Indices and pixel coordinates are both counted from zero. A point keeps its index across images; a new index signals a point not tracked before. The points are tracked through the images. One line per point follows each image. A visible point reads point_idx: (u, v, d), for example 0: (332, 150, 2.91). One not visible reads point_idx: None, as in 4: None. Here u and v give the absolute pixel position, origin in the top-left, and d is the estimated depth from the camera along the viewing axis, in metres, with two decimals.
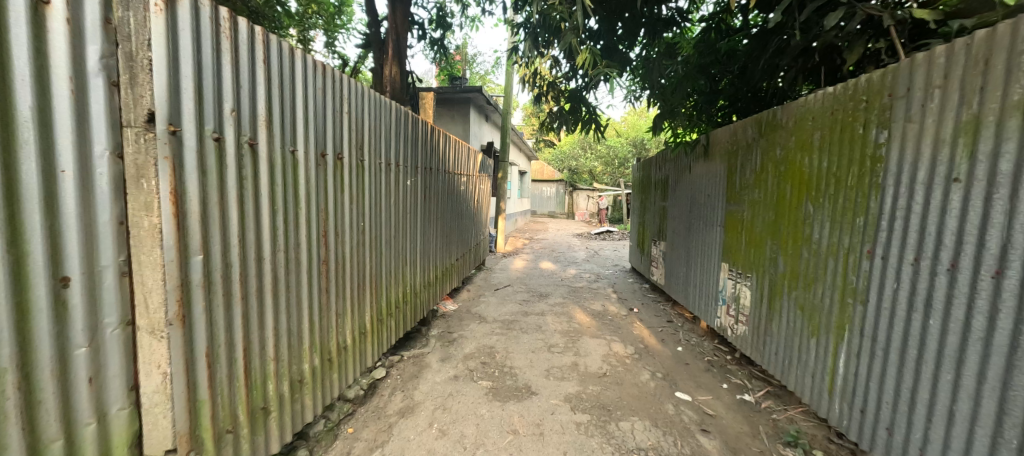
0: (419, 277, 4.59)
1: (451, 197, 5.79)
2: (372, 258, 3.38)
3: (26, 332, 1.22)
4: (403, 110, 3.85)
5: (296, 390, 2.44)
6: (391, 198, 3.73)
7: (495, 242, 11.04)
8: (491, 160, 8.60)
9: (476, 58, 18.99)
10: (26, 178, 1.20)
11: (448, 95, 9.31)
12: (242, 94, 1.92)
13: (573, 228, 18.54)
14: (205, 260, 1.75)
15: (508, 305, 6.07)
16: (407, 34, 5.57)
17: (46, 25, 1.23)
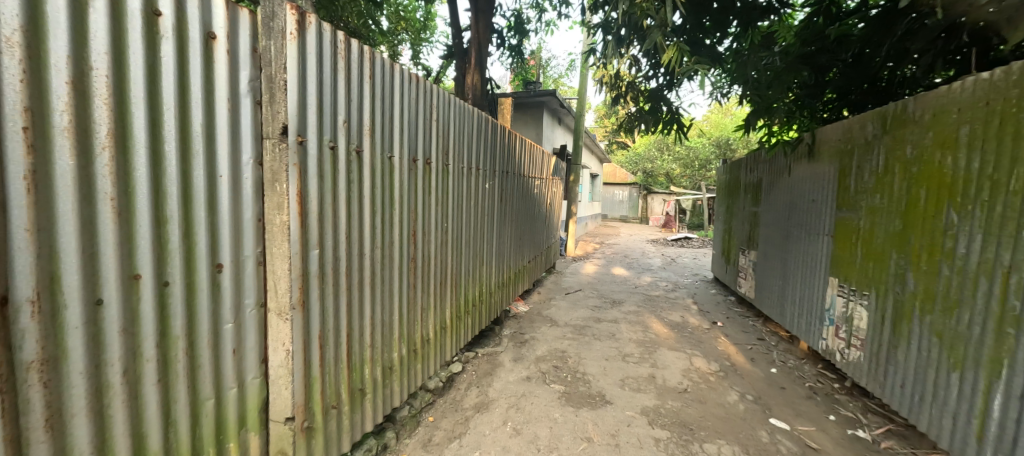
0: (494, 277, 4.72)
1: (525, 200, 5.87)
2: (453, 257, 3.57)
3: (193, 309, 1.47)
4: (485, 116, 4.01)
5: (387, 376, 2.67)
6: (472, 199, 3.90)
7: (565, 245, 10.95)
8: (564, 163, 8.59)
9: (549, 62, 19.03)
10: (196, 182, 1.44)
11: (524, 99, 9.46)
12: (352, 107, 2.15)
13: (648, 233, 17.76)
14: (320, 254, 1.99)
15: (579, 310, 5.99)
16: (488, 43, 5.77)
17: (212, 55, 1.47)
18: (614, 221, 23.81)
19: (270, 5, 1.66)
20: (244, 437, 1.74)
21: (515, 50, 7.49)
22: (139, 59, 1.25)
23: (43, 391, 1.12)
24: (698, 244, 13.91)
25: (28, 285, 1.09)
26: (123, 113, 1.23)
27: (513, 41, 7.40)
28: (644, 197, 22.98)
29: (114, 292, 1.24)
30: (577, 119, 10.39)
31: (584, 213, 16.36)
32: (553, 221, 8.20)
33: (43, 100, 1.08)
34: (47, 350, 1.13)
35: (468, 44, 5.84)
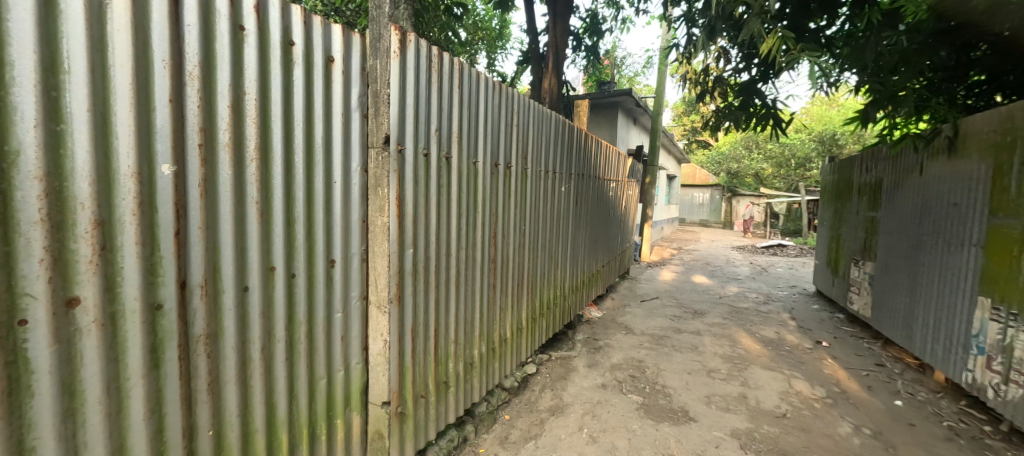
0: (568, 281, 4.70)
1: (601, 203, 5.75)
2: (530, 259, 3.62)
3: (312, 299, 1.67)
4: (562, 119, 4.01)
5: (468, 371, 2.80)
6: (549, 202, 3.93)
7: (639, 251, 10.50)
8: (640, 164, 8.28)
9: (625, 60, 18.31)
10: (316, 187, 1.64)
11: (599, 101, 9.25)
12: (443, 116, 2.29)
13: (734, 239, 16.35)
14: (414, 253, 2.15)
15: (655, 319, 5.71)
16: (566, 46, 5.76)
17: (330, 75, 1.67)
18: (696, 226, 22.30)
19: (377, 27, 1.85)
20: (348, 415, 1.93)
21: (592, 51, 7.39)
22: (278, 83, 1.46)
23: (207, 361, 1.31)
24: (795, 253, 12.49)
25: (198, 272, 1.26)
26: (265, 128, 1.42)
27: (590, 41, 7.27)
28: (730, 200, 21.24)
29: (257, 281, 1.44)
30: (654, 119, 9.91)
31: (660, 216, 15.52)
32: (628, 224, 7.92)
33: (212, 119, 1.26)
34: (210, 326, 1.31)
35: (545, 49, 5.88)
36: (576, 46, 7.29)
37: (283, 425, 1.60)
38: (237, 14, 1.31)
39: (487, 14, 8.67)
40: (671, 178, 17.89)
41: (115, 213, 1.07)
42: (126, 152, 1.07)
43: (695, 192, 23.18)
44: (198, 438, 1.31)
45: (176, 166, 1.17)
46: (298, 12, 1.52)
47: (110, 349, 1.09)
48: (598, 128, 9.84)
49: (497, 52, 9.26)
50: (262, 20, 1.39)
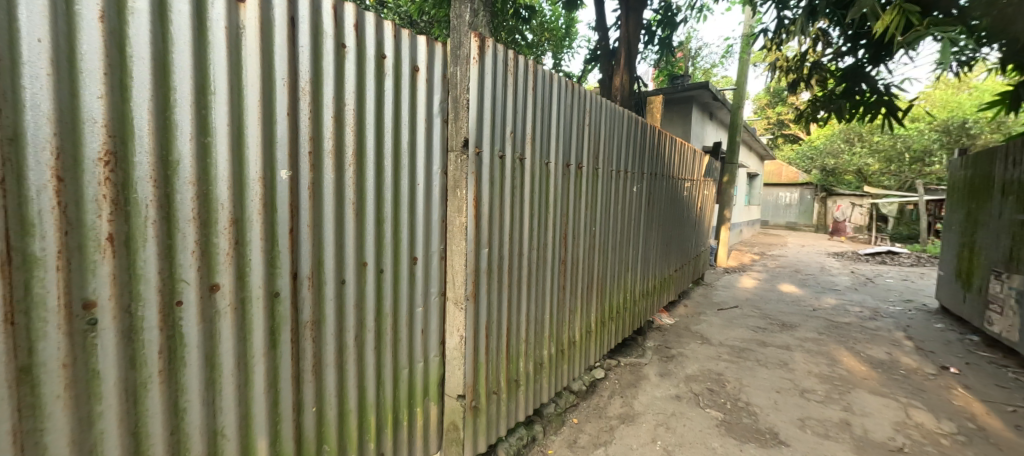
0: (639, 286, 4.53)
1: (674, 205, 5.46)
2: (601, 261, 3.56)
3: (397, 294, 1.79)
4: (635, 117, 3.88)
5: (538, 371, 2.82)
6: (620, 203, 3.82)
7: (715, 254, 9.80)
8: (718, 162, 7.72)
9: (701, 51, 17.10)
10: (402, 189, 1.76)
11: (673, 96, 8.77)
12: (517, 118, 2.34)
13: (830, 244, 14.60)
14: (489, 253, 2.22)
15: (735, 330, 5.30)
16: (639, 40, 5.56)
17: (415, 83, 1.78)
18: (782, 229, 20.27)
19: (458, 36, 1.95)
20: (427, 404, 2.05)
21: (665, 45, 7.04)
22: (371, 94, 1.59)
23: (313, 345, 1.47)
24: (908, 261, 10.87)
25: (306, 265, 1.41)
26: (361, 135, 1.56)
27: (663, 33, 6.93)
28: (826, 200, 19.02)
29: (352, 274, 1.58)
30: (734, 113, 9.18)
31: (739, 218, 14.33)
32: (704, 227, 7.42)
33: (319, 129, 1.41)
34: (315, 313, 1.47)
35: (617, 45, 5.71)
36: (648, 40, 7.02)
37: (372, 409, 1.74)
38: (340, 33, 1.45)
39: (554, 14, 8.64)
40: (753, 177, 16.46)
41: (245, 212, 1.23)
42: (254, 160, 1.23)
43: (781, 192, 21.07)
44: (305, 413, 1.48)
45: (291, 172, 1.33)
46: (389, 27, 1.64)
47: (240, 330, 1.26)
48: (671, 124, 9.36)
49: (563, 52, 9.20)
50: (359, 37, 1.52)
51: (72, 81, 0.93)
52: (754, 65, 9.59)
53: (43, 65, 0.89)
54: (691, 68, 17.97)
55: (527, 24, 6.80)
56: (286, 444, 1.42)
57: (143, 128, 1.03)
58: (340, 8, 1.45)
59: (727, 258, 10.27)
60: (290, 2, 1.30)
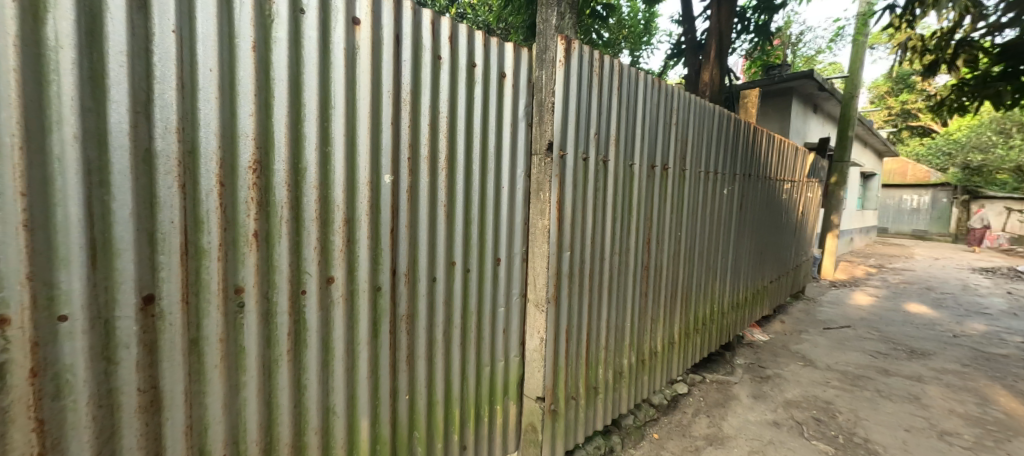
0: (728, 297, 4.18)
1: (771, 209, 4.96)
2: (687, 269, 3.35)
3: (481, 293, 1.86)
4: (728, 114, 3.59)
5: (617, 380, 2.74)
6: (710, 206, 3.57)
7: (819, 266, 8.70)
8: (825, 160, 6.84)
9: (803, 36, 15.22)
10: (488, 191, 1.82)
11: (771, 89, 7.93)
12: (602, 119, 2.29)
13: (976, 258, 12.16)
14: (571, 256, 2.21)
15: (846, 353, 4.64)
16: (732, 30, 5.13)
17: (502, 89, 1.84)
18: (908, 238, 17.33)
19: (544, 40, 1.97)
20: (506, 403, 2.09)
21: (762, 31, 6.36)
22: (463, 100, 1.67)
23: (407, 337, 1.58)
24: None
25: (403, 262, 1.53)
26: (453, 141, 1.65)
27: (759, 19, 6.29)
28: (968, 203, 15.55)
29: (442, 273, 1.68)
30: (845, 105, 8.08)
31: (850, 224, 12.54)
32: (806, 234, 6.63)
33: (416, 136, 1.51)
34: (410, 307, 1.58)
35: (706, 37, 5.32)
36: (741, 29, 6.43)
37: (457, 402, 1.83)
38: (436, 46, 1.55)
39: (632, 11, 8.26)
40: (868, 177, 14.33)
41: (356, 214, 1.36)
42: (364, 167, 1.36)
43: (906, 194, 18.05)
44: (399, 400, 1.59)
45: (393, 176, 1.45)
46: (480, 37, 1.72)
47: (349, 319, 1.39)
48: (767, 120, 8.48)
49: (642, 49, 8.74)
50: (453, 48, 1.61)
51: (232, 101, 1.07)
52: (870, 49, 8.39)
53: (213, 90, 1.04)
54: (790, 57, 16.11)
55: (604, 23, 6.50)
56: (383, 427, 1.54)
57: (281, 140, 1.17)
58: (437, 22, 1.55)
59: (834, 270, 9.03)
60: (396, 21, 1.42)
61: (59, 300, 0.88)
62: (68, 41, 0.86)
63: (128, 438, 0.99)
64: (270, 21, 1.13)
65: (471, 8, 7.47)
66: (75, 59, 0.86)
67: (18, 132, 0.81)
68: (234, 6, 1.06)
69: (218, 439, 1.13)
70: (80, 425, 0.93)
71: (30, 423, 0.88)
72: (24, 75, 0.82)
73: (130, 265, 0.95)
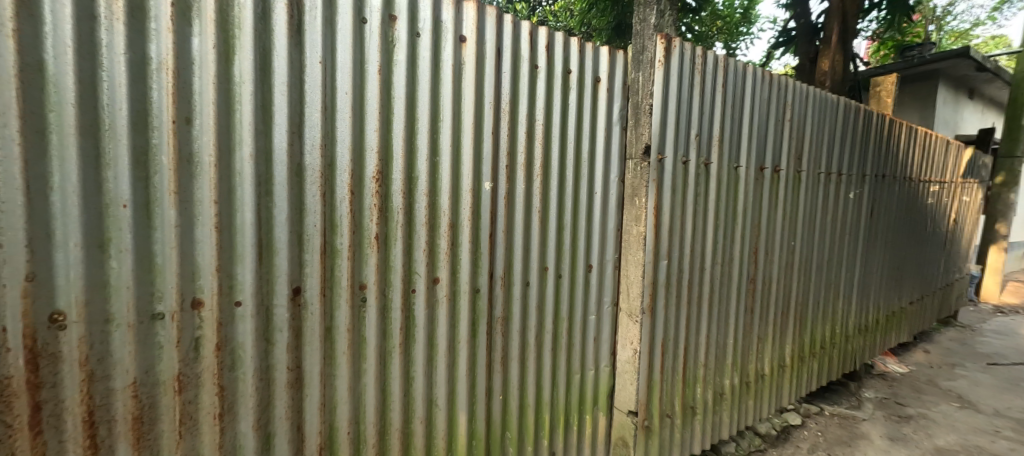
0: (854, 318, 3.62)
1: (913, 216, 4.20)
2: (802, 283, 2.97)
3: (573, 299, 1.85)
4: (854, 107, 3.13)
5: (718, 402, 2.53)
6: (832, 213, 3.13)
7: (977, 286, 7.16)
8: (987, 157, 5.63)
9: (953, 9, 12.70)
10: (581, 197, 1.82)
11: (911, 74, 6.74)
12: (704, 119, 2.15)
13: None
14: (669, 264, 2.10)
15: (1023, 396, 3.73)
16: (860, 10, 4.45)
17: (596, 94, 1.82)
18: None
19: (641, 39, 1.90)
20: (596, 413, 2.04)
21: (898, 6, 5.42)
22: (558, 107, 1.69)
23: (501, 338, 1.63)
24: None
25: (500, 265, 1.59)
26: (547, 148, 1.67)
27: None
28: None
29: (535, 277, 1.71)
30: (1017, 88, 6.57)
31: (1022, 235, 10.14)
32: (960, 246, 5.49)
33: (514, 145, 1.57)
34: (505, 310, 1.63)
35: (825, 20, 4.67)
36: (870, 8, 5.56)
37: (547, 407, 1.84)
38: (533, 55, 1.60)
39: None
40: None
41: (459, 218, 1.45)
42: (467, 174, 1.45)
43: None
44: (493, 399, 1.65)
45: (492, 183, 1.51)
46: (575, 43, 1.73)
47: (452, 318, 1.48)
48: (905, 110, 7.19)
49: (739, 40, 7.92)
50: (550, 56, 1.64)
51: (361, 120, 1.21)
52: None
53: (348, 111, 1.18)
54: (933, 35, 13.55)
55: (695, 15, 6.02)
56: (479, 423, 1.61)
57: (399, 153, 1.29)
58: (534, 33, 1.59)
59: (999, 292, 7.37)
60: (498, 35, 1.49)
61: (236, 289, 1.06)
62: (248, 77, 1.03)
63: (279, 408, 1.16)
64: (393, 46, 1.26)
65: (551, 15, 7.18)
66: (251, 91, 1.04)
67: (213, 152, 1.00)
68: (365, 35, 1.21)
69: (344, 418, 1.28)
70: (247, 394, 1.11)
71: (214, 388, 1.06)
72: (218, 106, 1.00)
73: (285, 262, 1.12)
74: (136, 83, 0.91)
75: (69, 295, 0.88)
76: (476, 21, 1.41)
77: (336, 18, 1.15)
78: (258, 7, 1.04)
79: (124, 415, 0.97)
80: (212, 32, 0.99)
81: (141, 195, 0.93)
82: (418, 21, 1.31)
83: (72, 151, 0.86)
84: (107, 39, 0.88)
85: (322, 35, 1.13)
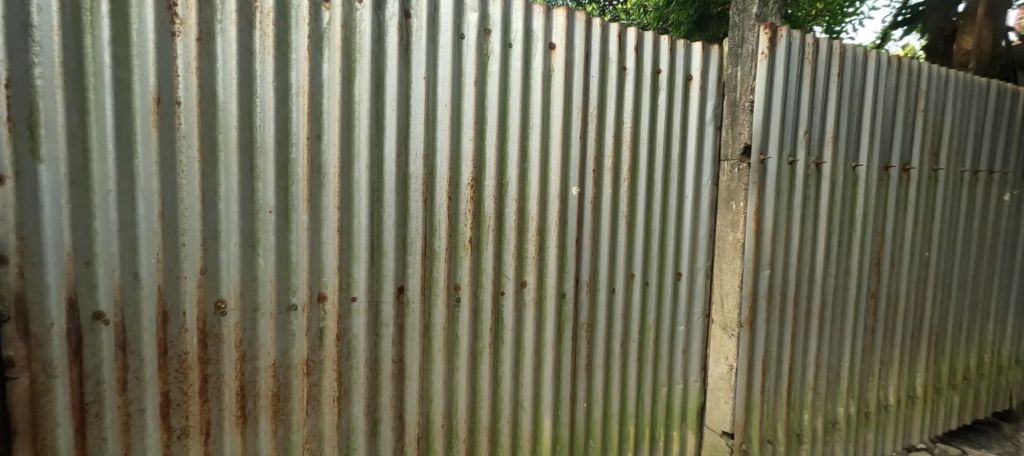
0: (1010, 345, 2.99)
1: None
2: (939, 301, 2.53)
3: (660, 308, 1.77)
4: (1011, 91, 2.61)
5: (829, 431, 2.24)
6: (980, 218, 2.62)
7: None
8: None
9: None
10: (670, 201, 1.73)
11: None
12: (815, 114, 1.93)
13: None
14: (771, 274, 1.91)
15: None
16: None
17: (688, 93, 1.73)
18: None
19: (740, 31, 1.77)
20: (684, 431, 1.92)
21: None
22: (646, 109, 1.63)
23: (586, 344, 1.61)
24: None
25: (586, 271, 1.57)
26: (635, 152, 1.63)
27: None
28: None
29: (621, 284, 1.66)
30: None
31: None
32: None
33: (601, 149, 1.55)
34: (590, 316, 1.61)
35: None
36: None
37: (632, 419, 1.77)
38: (621, 56, 1.56)
39: None
40: None
41: (546, 223, 1.46)
42: (555, 179, 1.46)
43: None
44: (577, 405, 1.63)
45: (580, 188, 1.51)
46: (665, 41, 1.66)
47: (539, 321, 1.50)
48: None
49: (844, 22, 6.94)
50: (638, 57, 1.60)
51: (458, 130, 1.29)
52: None
53: (446, 123, 1.26)
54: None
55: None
56: (563, 429, 1.60)
57: (491, 160, 1.34)
58: (623, 34, 1.56)
59: None
60: (586, 40, 1.48)
61: (353, 286, 1.18)
62: (366, 96, 1.15)
63: (384, 397, 1.27)
64: (487, 58, 1.32)
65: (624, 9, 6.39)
66: (367, 108, 1.15)
67: (337, 164, 1.13)
68: (463, 51, 1.28)
69: (439, 411, 1.36)
70: (359, 381, 1.22)
71: (334, 374, 1.19)
72: (342, 123, 1.13)
73: (392, 263, 1.22)
74: (281, 107, 1.06)
75: (229, 286, 1.05)
76: (566, 27, 1.42)
77: (438, 37, 1.24)
78: (374, 33, 1.15)
79: (265, 391, 1.13)
80: (338, 58, 1.12)
81: (282, 202, 1.08)
82: (510, 32, 1.36)
83: (234, 167, 1.03)
84: (260, 71, 1.04)
85: (426, 53, 1.22)
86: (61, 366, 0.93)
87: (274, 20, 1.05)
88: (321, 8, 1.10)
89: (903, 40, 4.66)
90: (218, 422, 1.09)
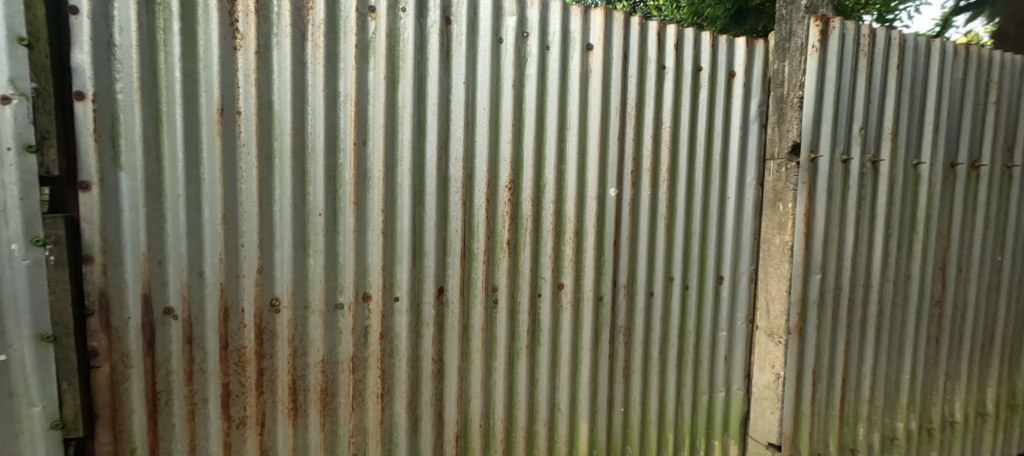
0: None
1: None
2: (1014, 309, 2.31)
3: (701, 313, 1.72)
4: None
5: (887, 447, 2.09)
6: None
7: None
8: None
9: None
10: (712, 202, 1.67)
11: None
12: (872, 108, 1.82)
13: None
14: (823, 279, 1.81)
15: None
16: None
17: (731, 90, 1.67)
18: None
19: (788, 24, 1.69)
20: (726, 440, 1.85)
21: None
22: (687, 107, 1.59)
23: (623, 348, 1.59)
24: None
25: (623, 274, 1.55)
26: (675, 152, 1.59)
27: None
28: None
29: (660, 288, 1.62)
30: None
31: None
32: None
33: (639, 149, 1.52)
34: (628, 320, 1.58)
35: None
36: None
37: (671, 426, 1.72)
38: (660, 55, 1.53)
39: None
40: None
41: (584, 225, 1.45)
42: (593, 181, 1.44)
43: None
44: (614, 410, 1.61)
45: (617, 189, 1.48)
46: (706, 38, 1.61)
47: (575, 323, 1.49)
48: None
49: None
50: (678, 55, 1.56)
51: (496, 133, 1.30)
52: None
53: (485, 126, 1.28)
54: None
55: None
56: (600, 433, 1.58)
57: (528, 162, 1.34)
58: (662, 32, 1.53)
59: None
60: (625, 39, 1.46)
61: (395, 286, 1.22)
62: (408, 101, 1.18)
63: (424, 395, 1.30)
64: (525, 61, 1.33)
65: None
66: (410, 113, 1.18)
67: (381, 167, 1.17)
68: (501, 55, 1.29)
69: (476, 410, 1.37)
70: (400, 379, 1.26)
71: (377, 371, 1.23)
72: (386, 128, 1.16)
73: (432, 264, 1.25)
74: (330, 114, 1.11)
75: (283, 285, 1.11)
76: (604, 27, 1.41)
77: (477, 42, 1.26)
78: (417, 40, 1.19)
79: (314, 385, 1.18)
80: (383, 66, 1.15)
81: (331, 205, 1.13)
82: (548, 34, 1.36)
83: (288, 172, 1.08)
84: (312, 80, 1.10)
85: (465, 58, 1.24)
86: (136, 356, 1.01)
87: (324, 32, 1.10)
88: (368, 18, 1.14)
89: (967, 27, 4.28)
90: (272, 414, 1.15)
